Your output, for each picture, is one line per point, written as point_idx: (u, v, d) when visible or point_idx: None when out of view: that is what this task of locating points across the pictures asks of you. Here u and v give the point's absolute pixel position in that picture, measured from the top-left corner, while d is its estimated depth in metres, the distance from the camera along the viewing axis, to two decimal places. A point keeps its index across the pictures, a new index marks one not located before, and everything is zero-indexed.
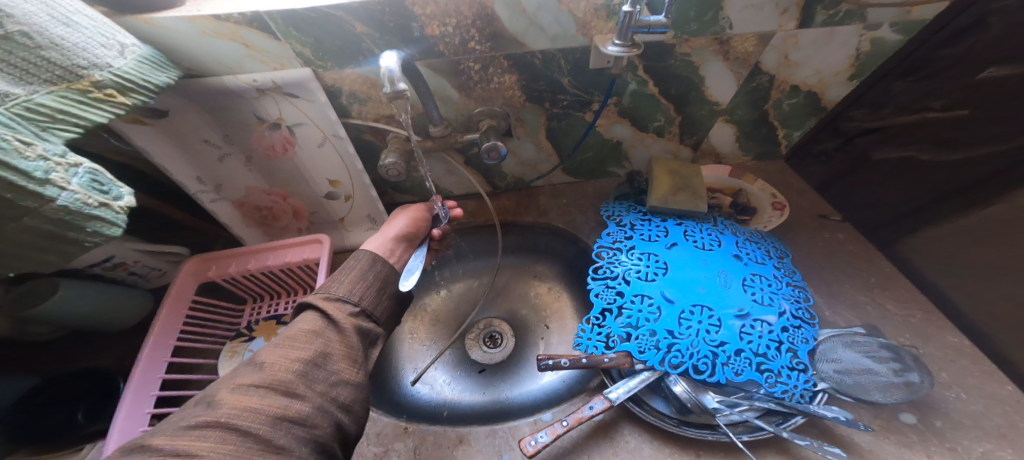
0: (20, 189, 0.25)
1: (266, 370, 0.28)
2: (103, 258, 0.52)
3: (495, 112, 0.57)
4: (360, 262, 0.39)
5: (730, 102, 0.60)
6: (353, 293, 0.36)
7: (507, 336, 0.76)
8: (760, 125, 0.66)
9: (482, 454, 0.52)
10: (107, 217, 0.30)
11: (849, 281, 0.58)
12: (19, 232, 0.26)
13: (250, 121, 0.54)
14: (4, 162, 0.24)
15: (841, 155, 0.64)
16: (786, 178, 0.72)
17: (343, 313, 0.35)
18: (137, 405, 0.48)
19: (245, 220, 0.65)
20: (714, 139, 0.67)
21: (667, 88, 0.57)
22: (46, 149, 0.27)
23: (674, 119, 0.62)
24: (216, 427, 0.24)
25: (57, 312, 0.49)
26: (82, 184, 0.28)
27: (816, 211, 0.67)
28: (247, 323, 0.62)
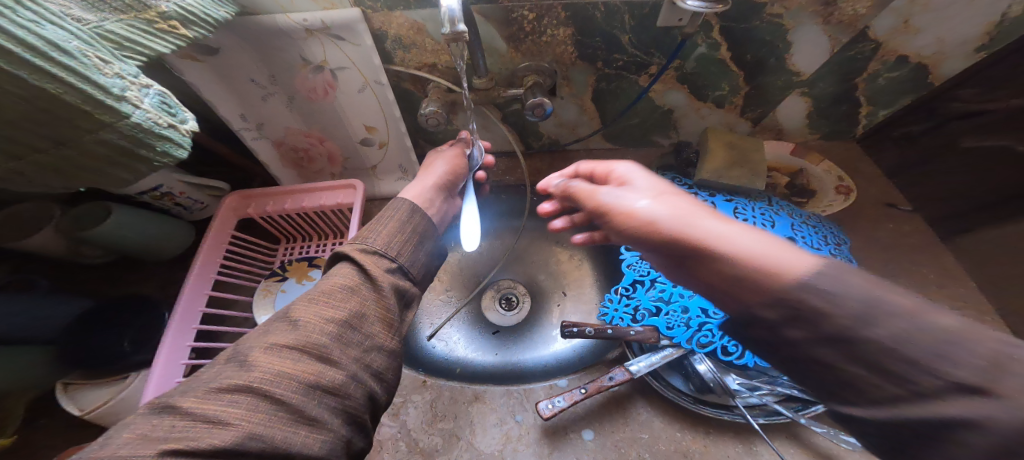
0: (99, 103, 0.26)
1: (300, 330, 0.26)
2: (152, 186, 0.54)
3: (542, 68, 0.55)
4: (399, 212, 0.37)
5: (814, 73, 0.56)
6: (390, 248, 0.34)
7: (522, 299, 0.78)
8: (842, 101, 0.60)
9: (495, 412, 0.55)
10: (175, 139, 0.31)
11: (904, 275, 0.56)
12: (95, 144, 0.27)
13: (294, 63, 0.53)
14: (86, 74, 0.24)
15: (926, 140, 0.59)
16: (852, 161, 0.68)
17: (379, 268, 0.32)
18: (175, 347, 0.50)
19: (282, 161, 0.66)
20: (783, 111, 0.62)
21: (742, 53, 0.53)
22: (121, 68, 0.27)
23: (740, 89, 0.58)
24: (249, 392, 0.23)
25: (113, 235, 0.53)
26: (152, 105, 0.29)
27: (883, 199, 0.63)
28: (281, 263, 0.65)
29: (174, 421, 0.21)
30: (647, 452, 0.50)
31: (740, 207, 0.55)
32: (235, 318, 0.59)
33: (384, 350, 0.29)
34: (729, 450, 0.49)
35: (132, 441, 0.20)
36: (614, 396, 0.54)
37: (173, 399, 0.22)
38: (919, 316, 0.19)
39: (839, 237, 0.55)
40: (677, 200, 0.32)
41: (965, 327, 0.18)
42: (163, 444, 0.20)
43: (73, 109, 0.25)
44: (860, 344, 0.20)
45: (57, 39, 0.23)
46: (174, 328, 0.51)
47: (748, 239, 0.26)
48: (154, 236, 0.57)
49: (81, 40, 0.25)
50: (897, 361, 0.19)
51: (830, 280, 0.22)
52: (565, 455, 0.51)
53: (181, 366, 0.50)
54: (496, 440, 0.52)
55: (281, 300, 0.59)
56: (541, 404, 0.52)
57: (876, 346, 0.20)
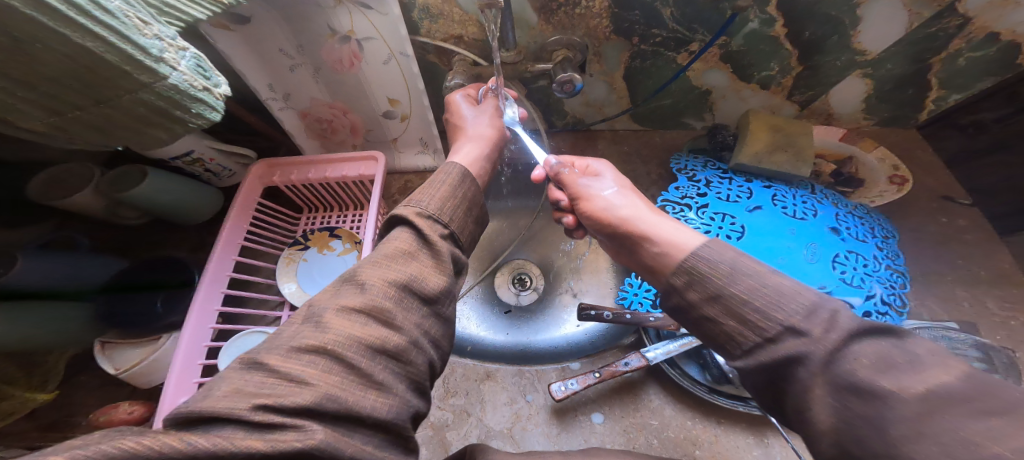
0: (138, 63, 0.25)
1: (368, 293, 0.26)
2: (184, 151, 0.55)
3: (574, 42, 0.52)
4: (449, 178, 0.37)
5: (881, 53, 0.51)
6: (443, 213, 0.34)
7: (536, 280, 0.78)
8: (905, 85, 0.56)
9: (506, 391, 0.56)
10: (210, 103, 0.31)
11: (952, 274, 0.53)
12: (135, 103, 0.28)
13: (322, 32, 0.52)
14: (126, 34, 0.24)
15: (997, 129, 0.54)
16: (910, 149, 0.63)
17: (434, 232, 0.33)
18: (203, 317, 0.52)
19: (307, 131, 0.66)
20: (838, 93, 0.58)
21: (800, 30, 0.49)
22: (160, 29, 0.26)
23: (790, 69, 0.55)
24: (325, 354, 0.23)
25: (148, 199, 0.54)
26: (189, 67, 0.28)
27: (940, 191, 0.60)
28: (303, 232, 0.66)
29: (262, 377, 0.22)
30: (656, 437, 0.50)
31: (778, 195, 0.54)
32: (260, 283, 0.61)
33: (439, 316, 0.30)
34: (740, 441, 0.49)
35: (228, 394, 0.21)
36: (626, 382, 0.55)
37: (257, 357, 0.23)
38: (785, 289, 0.26)
39: (885, 231, 0.52)
40: (629, 196, 0.45)
41: (799, 289, 0.26)
42: (255, 399, 0.20)
43: (112, 67, 0.25)
44: (728, 299, 0.28)
45: None
46: (202, 293, 0.53)
47: (668, 229, 0.37)
48: (185, 200, 0.59)
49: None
50: (762, 318, 0.26)
51: (707, 252, 0.31)
52: (572, 436, 0.52)
53: (210, 329, 0.53)
54: (505, 418, 0.54)
55: (303, 269, 0.61)
56: (555, 386, 0.53)
57: (734, 297, 0.28)
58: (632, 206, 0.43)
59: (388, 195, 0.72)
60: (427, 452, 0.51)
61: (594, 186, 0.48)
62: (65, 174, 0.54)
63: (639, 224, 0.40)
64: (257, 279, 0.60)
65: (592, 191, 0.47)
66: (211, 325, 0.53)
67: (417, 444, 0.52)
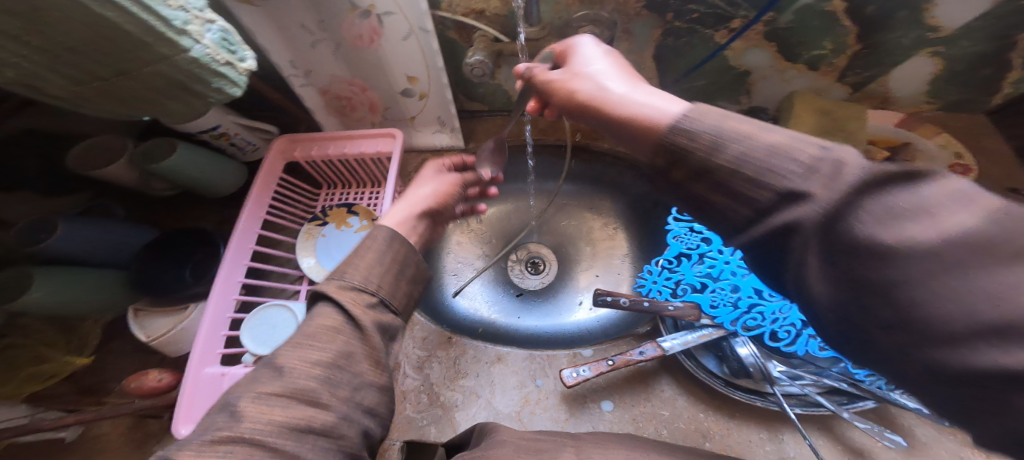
0: (162, 36, 0.25)
1: (287, 376, 0.24)
2: (211, 126, 0.56)
3: (601, 18, 0.49)
4: (376, 243, 0.34)
5: (959, 29, 0.46)
6: (370, 282, 0.31)
7: (549, 265, 0.78)
8: (978, 65, 0.50)
9: (516, 375, 0.57)
10: (229, 77, 0.32)
11: None
12: (156, 75, 0.28)
13: (342, 7, 0.50)
14: (151, 8, 0.24)
15: None
16: (972, 137, 0.58)
17: (361, 304, 0.29)
18: (226, 289, 0.55)
19: (327, 108, 0.66)
20: (901, 74, 0.53)
21: (862, 4, 0.45)
22: (190, 1, 0.26)
23: (845, 48, 0.50)
24: (240, 445, 0.21)
25: (177, 171, 0.56)
26: (213, 40, 0.29)
27: (999, 184, 0.55)
28: (322, 208, 0.67)
29: None
30: (666, 428, 0.51)
31: None
32: (281, 257, 0.63)
33: (376, 386, 0.28)
34: (753, 437, 0.49)
35: None
36: (639, 371, 0.55)
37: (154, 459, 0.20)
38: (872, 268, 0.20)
39: None
40: (602, 54, 0.36)
41: (797, 143, 0.20)
42: None
43: (135, 38, 0.25)
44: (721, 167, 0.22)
45: None
46: (226, 264, 0.55)
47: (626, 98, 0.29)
48: (211, 173, 0.60)
49: None
50: (750, 187, 0.21)
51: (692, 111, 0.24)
52: (581, 422, 0.53)
53: (234, 300, 0.55)
54: (514, 401, 0.55)
55: (322, 244, 0.63)
56: (566, 372, 0.53)
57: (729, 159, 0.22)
58: (586, 67, 0.35)
59: (406, 173, 0.72)
60: (436, 431, 0.53)
61: (589, 46, 0.38)
62: (99, 146, 0.56)
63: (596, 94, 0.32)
64: (278, 253, 0.62)
65: (579, 53, 0.37)
66: (234, 297, 0.55)
67: (427, 423, 0.54)
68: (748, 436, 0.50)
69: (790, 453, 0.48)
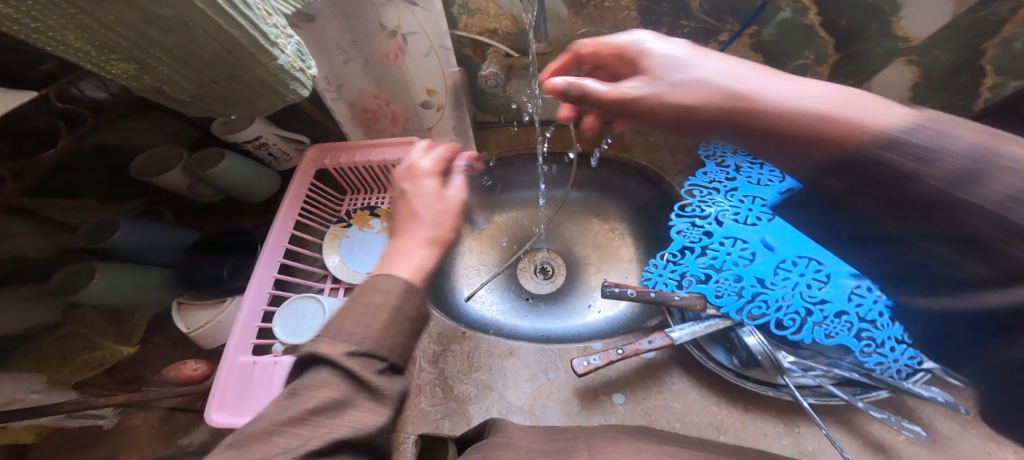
0: (261, 47, 0.32)
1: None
2: (253, 137, 0.63)
3: (602, 34, 0.55)
4: (390, 298, 0.30)
5: (926, 39, 0.50)
6: (381, 347, 0.28)
7: (558, 270, 0.82)
8: (959, 72, 0.53)
9: (528, 368, 0.60)
10: (301, 80, 0.37)
11: None
12: (252, 80, 0.34)
13: (373, 28, 0.57)
14: (257, 24, 0.30)
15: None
16: None
17: (370, 371, 0.27)
18: (261, 284, 0.60)
19: (353, 120, 0.72)
20: (881, 81, 0.57)
21: (835, 19, 0.50)
22: (277, 20, 0.33)
23: (827, 57, 0.55)
24: None
25: (223, 178, 0.62)
26: (292, 51, 0.35)
27: None
28: (347, 210, 0.73)
29: None
30: (677, 420, 0.54)
31: None
32: (309, 257, 0.69)
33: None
34: (769, 429, 0.51)
35: None
36: (649, 364, 0.58)
37: None
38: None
39: None
40: (711, 60, 0.33)
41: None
42: None
43: (244, 50, 0.31)
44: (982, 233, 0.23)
45: None
46: (263, 261, 0.61)
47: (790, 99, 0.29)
48: (251, 179, 0.66)
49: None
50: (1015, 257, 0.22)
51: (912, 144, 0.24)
52: (593, 415, 0.55)
53: (266, 294, 0.60)
54: (526, 394, 0.58)
55: (346, 244, 0.68)
56: (576, 361, 0.56)
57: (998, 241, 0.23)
58: (749, 75, 0.32)
59: None
60: (450, 424, 0.56)
61: (671, 58, 0.34)
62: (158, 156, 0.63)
63: (765, 98, 0.30)
64: (306, 252, 0.68)
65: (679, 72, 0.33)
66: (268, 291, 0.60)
67: (441, 416, 0.56)
68: (765, 430, 0.51)
69: (809, 446, 0.49)
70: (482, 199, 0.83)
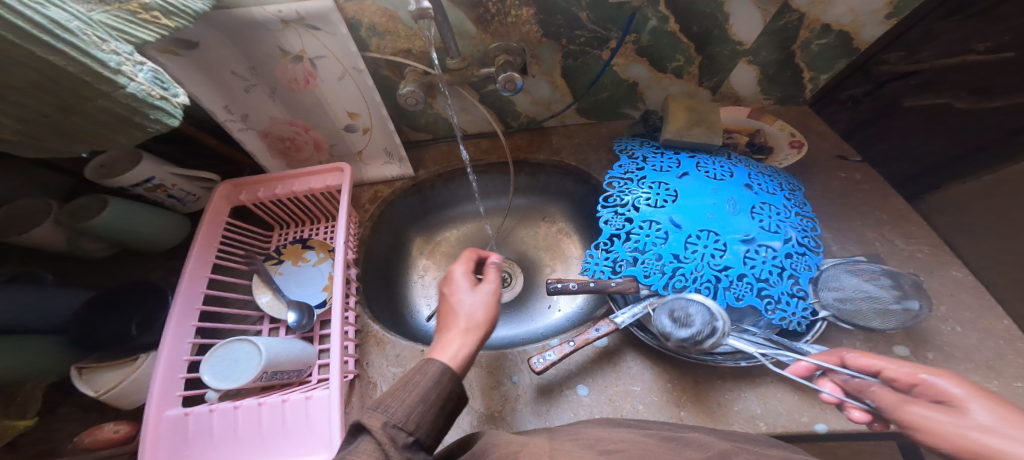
0: (98, 75, 0.29)
1: None
2: (144, 178, 0.57)
3: (511, 47, 0.58)
4: (424, 378, 0.36)
5: (754, 42, 0.61)
6: (408, 421, 0.33)
7: (514, 275, 0.83)
8: (784, 67, 0.67)
9: (492, 376, 0.60)
10: (167, 110, 0.34)
11: (864, 219, 0.62)
12: (98, 111, 0.31)
13: (274, 53, 0.55)
14: (88, 51, 0.28)
15: (870, 101, 0.68)
16: (810, 121, 0.75)
17: (396, 445, 0.31)
18: (180, 335, 0.54)
19: (270, 151, 0.68)
20: (735, 80, 0.68)
21: (690, 25, 0.58)
22: (119, 46, 0.31)
23: (694, 59, 0.63)
24: None
25: (111, 226, 0.56)
26: (146, 78, 0.32)
27: (836, 153, 0.70)
28: (276, 246, 0.69)
29: None
30: (640, 402, 0.56)
31: (703, 164, 0.60)
32: (239, 300, 0.64)
33: None
34: (719, 397, 0.56)
35: None
36: (605, 352, 0.61)
37: None
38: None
39: (792, 184, 0.60)
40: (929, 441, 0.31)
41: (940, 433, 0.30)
42: None
43: (75, 79, 0.28)
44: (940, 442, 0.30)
45: (59, 19, 0.27)
46: (177, 308, 0.54)
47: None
48: (147, 226, 0.60)
49: (81, 21, 0.28)
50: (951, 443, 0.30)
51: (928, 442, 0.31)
52: (563, 410, 0.56)
53: (189, 344, 0.54)
54: (495, 402, 0.57)
55: (279, 282, 0.64)
56: (534, 360, 0.56)
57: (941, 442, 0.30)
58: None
59: (358, 205, 0.75)
60: None
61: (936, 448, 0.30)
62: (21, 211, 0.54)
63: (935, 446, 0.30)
64: (233, 294, 0.62)
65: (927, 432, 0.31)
66: (189, 341, 0.54)
67: None
68: (716, 399, 0.56)
69: (757, 410, 0.54)
70: (424, 216, 0.83)
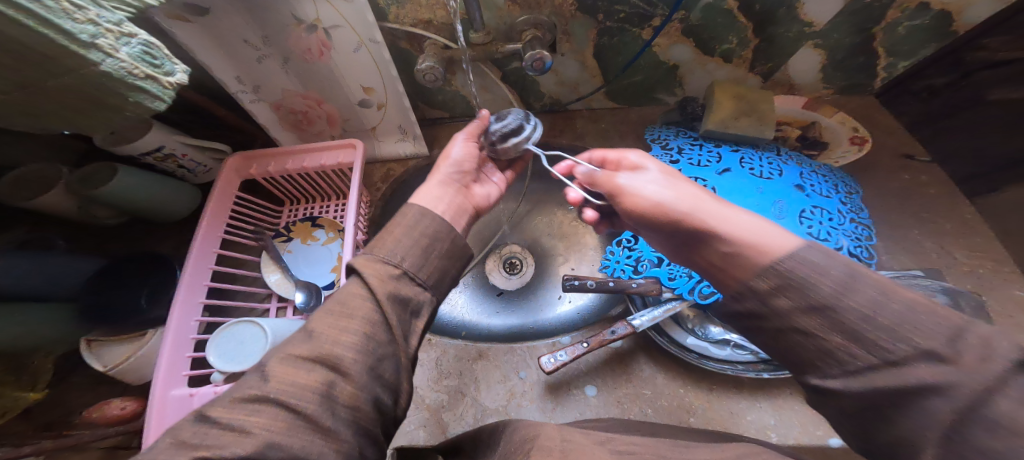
0: (64, 49, 0.24)
1: (314, 341, 0.28)
2: (154, 147, 0.55)
3: (541, 21, 0.53)
4: (407, 219, 0.36)
5: (829, 23, 0.55)
6: (394, 255, 0.33)
7: (525, 262, 0.80)
8: (857, 53, 0.60)
9: (499, 369, 0.59)
10: (152, 92, 0.29)
11: (920, 228, 0.57)
12: (72, 83, 0.26)
13: (287, 22, 0.51)
14: (49, 20, 0.22)
15: (949, 92, 0.59)
16: (872, 115, 0.68)
17: (404, 290, 0.32)
18: (186, 313, 0.54)
19: (281, 123, 0.66)
20: (795, 64, 0.61)
21: (751, 2, 0.51)
22: (98, 13, 0.24)
23: (748, 41, 0.57)
24: (268, 402, 0.24)
25: (121, 196, 0.55)
26: (131, 55, 0.26)
27: (902, 150, 0.64)
28: (286, 223, 0.68)
29: (207, 429, 0.23)
30: (649, 406, 0.54)
31: (746, 158, 0.55)
32: (247, 277, 0.63)
33: (382, 389, 0.29)
34: (732, 405, 0.54)
35: (169, 447, 0.22)
36: (616, 353, 0.59)
37: (205, 409, 0.24)
38: (920, 306, 0.24)
39: (848, 187, 0.54)
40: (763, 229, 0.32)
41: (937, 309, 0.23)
42: (193, 452, 0.22)
43: (34, 49, 0.23)
44: (833, 313, 0.26)
45: None
46: (184, 284, 0.54)
47: (746, 224, 0.33)
48: (158, 197, 0.59)
49: None
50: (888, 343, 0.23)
51: (817, 257, 0.28)
52: (568, 409, 0.55)
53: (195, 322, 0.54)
54: (501, 396, 0.57)
55: (287, 260, 0.64)
56: (544, 360, 0.55)
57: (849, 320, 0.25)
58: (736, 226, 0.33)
59: (370, 183, 0.73)
60: (427, 434, 0.54)
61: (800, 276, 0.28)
62: (28, 178, 0.52)
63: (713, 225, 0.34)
64: (242, 271, 0.62)
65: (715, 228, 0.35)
66: (195, 320, 0.54)
67: (416, 427, 0.54)
68: (730, 408, 0.54)
69: (770, 420, 0.52)
70: None
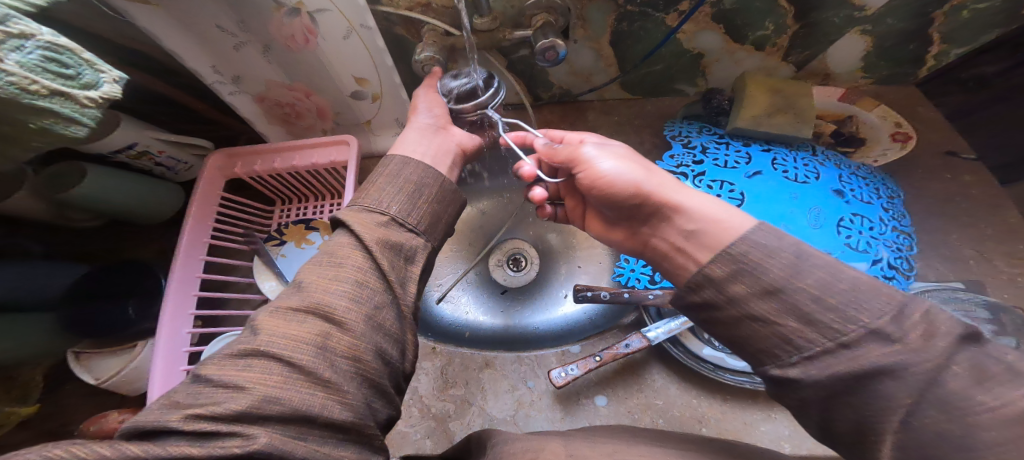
0: None
1: (304, 292, 0.25)
2: (126, 145, 0.50)
3: (553, 4, 0.47)
4: (396, 167, 0.34)
5: (882, 7, 0.49)
6: (389, 202, 0.32)
7: (530, 260, 0.76)
8: (908, 40, 0.55)
9: (507, 379, 0.56)
10: (57, 109, 0.26)
11: (958, 231, 0.54)
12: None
13: (265, 5, 0.45)
14: None
15: (999, 83, 0.54)
16: (912, 107, 0.63)
17: (400, 237, 0.31)
18: (176, 324, 0.51)
19: (268, 117, 0.61)
20: (836, 51, 0.56)
21: None
22: None
23: (785, 26, 0.51)
24: (259, 355, 0.22)
25: (95, 199, 0.50)
26: (23, 63, 0.24)
27: (944, 147, 0.60)
28: (278, 225, 0.63)
29: (201, 387, 0.21)
30: (661, 416, 0.52)
31: (779, 158, 0.51)
32: (239, 283, 0.60)
33: (390, 338, 0.26)
34: (747, 416, 0.51)
35: (164, 406, 0.20)
36: (629, 363, 0.56)
37: (200, 369, 0.22)
38: (864, 285, 0.22)
39: (889, 191, 0.51)
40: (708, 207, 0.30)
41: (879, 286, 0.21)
42: (187, 409, 0.19)
43: None
44: (789, 295, 0.23)
45: None
46: (172, 293, 0.51)
47: (702, 202, 0.31)
48: (136, 198, 0.54)
49: None
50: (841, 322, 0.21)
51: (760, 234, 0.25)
52: (577, 419, 0.53)
53: (188, 334, 0.51)
54: (508, 405, 0.54)
55: (281, 265, 0.59)
56: (555, 373, 0.52)
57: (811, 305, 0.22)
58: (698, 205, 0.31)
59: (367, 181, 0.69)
60: (433, 444, 0.51)
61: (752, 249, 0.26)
62: None
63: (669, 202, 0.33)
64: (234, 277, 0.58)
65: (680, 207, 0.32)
66: (188, 330, 0.51)
67: (423, 436, 0.52)
68: (743, 418, 0.51)
69: (785, 430, 0.50)
70: None
